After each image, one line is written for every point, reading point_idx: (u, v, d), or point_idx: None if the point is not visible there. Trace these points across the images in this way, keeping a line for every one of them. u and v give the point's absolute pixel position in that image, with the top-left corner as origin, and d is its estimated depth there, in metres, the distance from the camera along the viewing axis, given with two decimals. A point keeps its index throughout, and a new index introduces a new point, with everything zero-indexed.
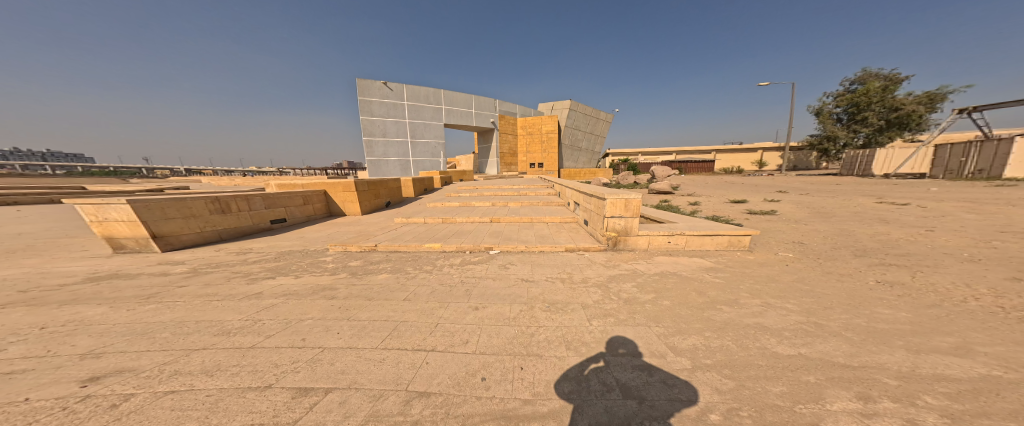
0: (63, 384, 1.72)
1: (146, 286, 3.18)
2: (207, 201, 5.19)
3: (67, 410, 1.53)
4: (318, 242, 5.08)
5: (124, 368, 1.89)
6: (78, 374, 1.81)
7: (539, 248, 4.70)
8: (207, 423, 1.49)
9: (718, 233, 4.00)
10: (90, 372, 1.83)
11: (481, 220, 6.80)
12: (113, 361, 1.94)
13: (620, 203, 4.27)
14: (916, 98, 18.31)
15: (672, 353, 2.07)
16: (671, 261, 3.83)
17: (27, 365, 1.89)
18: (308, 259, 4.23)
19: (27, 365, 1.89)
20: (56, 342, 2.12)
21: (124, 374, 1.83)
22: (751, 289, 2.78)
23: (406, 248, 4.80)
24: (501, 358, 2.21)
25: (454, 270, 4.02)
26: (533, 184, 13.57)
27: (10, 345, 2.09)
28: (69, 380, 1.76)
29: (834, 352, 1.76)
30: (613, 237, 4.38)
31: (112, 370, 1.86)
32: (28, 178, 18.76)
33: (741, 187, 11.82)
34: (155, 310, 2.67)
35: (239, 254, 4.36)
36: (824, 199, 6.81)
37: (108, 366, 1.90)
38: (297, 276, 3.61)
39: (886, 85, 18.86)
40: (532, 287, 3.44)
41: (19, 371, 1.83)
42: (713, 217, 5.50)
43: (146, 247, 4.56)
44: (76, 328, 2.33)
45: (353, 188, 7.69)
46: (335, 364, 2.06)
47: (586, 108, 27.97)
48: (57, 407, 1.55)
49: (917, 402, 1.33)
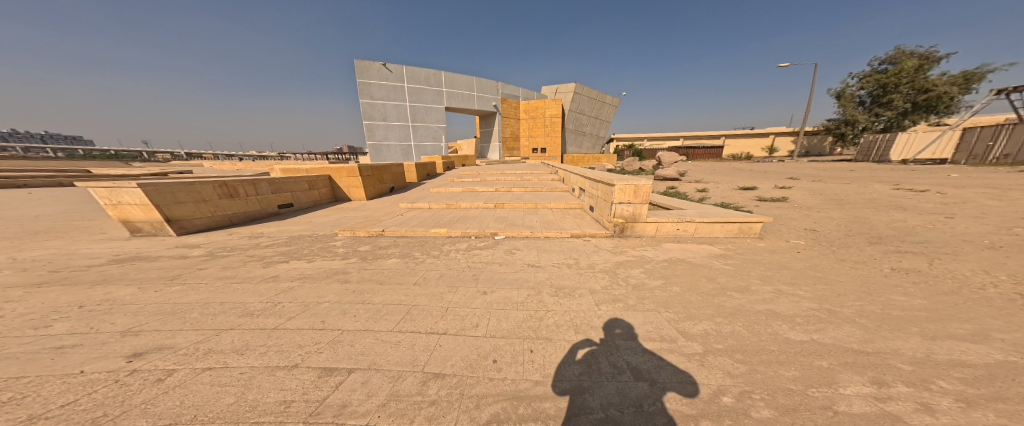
0: (110, 359, 1.82)
1: (167, 269, 3.24)
2: (216, 185, 5.19)
3: (119, 383, 1.63)
4: (327, 226, 5.12)
5: (162, 346, 1.97)
6: (121, 349, 1.90)
7: (544, 234, 4.70)
8: (244, 400, 1.59)
9: (728, 220, 3.92)
10: (132, 348, 1.92)
11: (485, 206, 6.76)
12: (151, 339, 2.03)
13: (629, 189, 4.19)
14: (950, 78, 17.24)
15: (683, 338, 2.15)
16: (679, 248, 3.80)
17: (72, 341, 1.97)
18: (319, 244, 4.28)
19: (74, 340, 1.97)
20: (96, 320, 2.20)
21: (164, 351, 1.92)
22: (761, 276, 2.76)
23: (413, 233, 4.83)
24: (512, 341, 2.27)
25: (460, 255, 4.05)
26: (536, 170, 13.40)
27: (53, 322, 2.17)
28: (114, 355, 1.85)
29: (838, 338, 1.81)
30: (621, 223, 4.35)
31: (151, 348, 1.94)
32: (31, 160, 18.76)
33: (751, 173, 11.59)
34: (181, 291, 2.73)
35: (251, 239, 4.40)
36: (837, 186, 6.65)
37: (147, 343, 1.98)
38: (310, 260, 3.66)
39: (921, 64, 17.51)
40: (538, 273, 3.48)
41: (67, 346, 1.92)
42: (721, 204, 5.41)
43: (161, 231, 4.62)
44: (110, 307, 2.41)
45: (357, 173, 7.66)
46: (355, 346, 2.15)
47: (588, 90, 26.92)
48: (110, 380, 1.65)
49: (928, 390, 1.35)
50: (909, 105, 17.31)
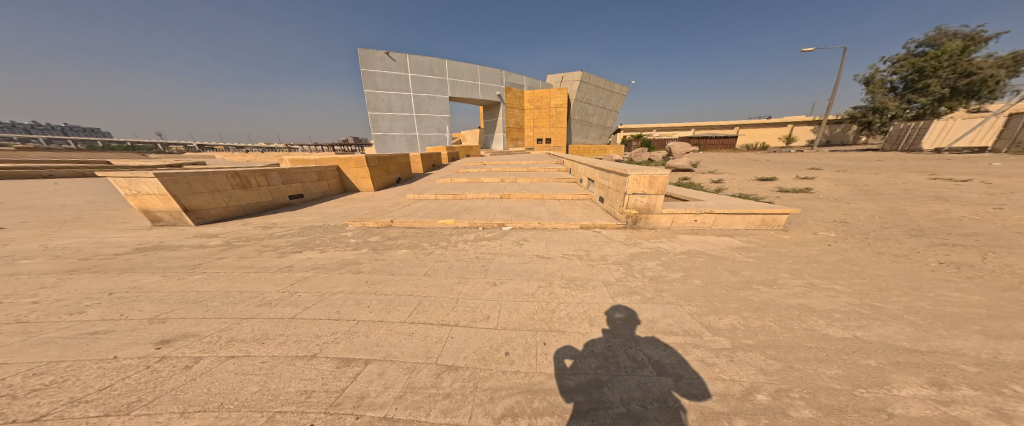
0: (140, 345, 1.80)
1: (189, 257, 3.16)
2: (229, 176, 5.21)
3: (149, 369, 1.62)
4: (336, 217, 5.11)
5: (187, 333, 1.95)
6: (150, 336, 1.88)
7: (553, 225, 4.58)
8: (267, 389, 1.59)
9: (750, 212, 3.67)
10: (160, 335, 1.90)
11: (492, 197, 6.64)
12: (178, 326, 2.00)
13: (644, 179, 3.99)
14: (998, 60, 15.92)
15: (708, 333, 2.05)
16: (697, 240, 3.61)
17: (105, 327, 1.93)
18: (330, 234, 4.27)
19: (105, 327, 1.93)
20: (125, 307, 2.17)
21: (191, 339, 1.89)
22: (790, 269, 2.60)
23: (420, 224, 4.78)
24: (524, 334, 2.21)
25: (468, 247, 3.98)
26: (541, 161, 13.12)
27: (86, 308, 2.14)
28: (144, 342, 1.83)
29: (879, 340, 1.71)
30: (634, 215, 4.17)
31: (178, 335, 1.92)
32: (55, 152, 19.48)
33: (769, 164, 11.10)
34: (202, 280, 2.67)
35: (266, 228, 4.32)
36: (866, 176, 6.27)
37: (174, 330, 1.96)
38: (321, 250, 3.64)
39: (966, 46, 16.18)
40: (548, 264, 3.38)
41: (100, 332, 1.88)
42: (740, 195, 5.12)
43: (179, 221, 4.69)
44: (138, 294, 2.37)
45: (364, 163, 7.64)
46: (370, 336, 2.12)
47: (596, 79, 26.15)
48: (140, 366, 1.63)
49: (990, 401, 1.26)
50: (948, 90, 16.14)
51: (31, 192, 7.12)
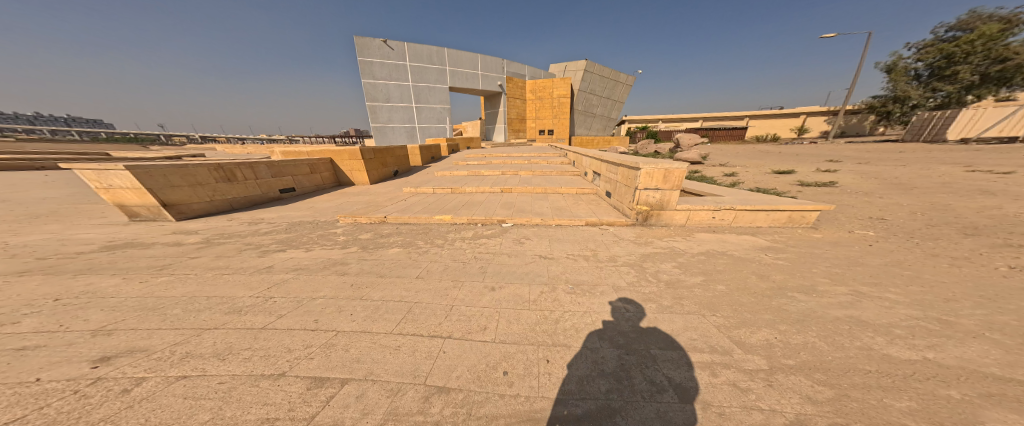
0: (73, 364, 1.55)
1: (160, 257, 2.91)
2: (211, 168, 4.93)
3: (78, 394, 1.37)
4: (328, 212, 4.84)
5: (135, 348, 1.70)
6: (89, 352, 1.64)
7: (556, 222, 4.28)
8: (220, 418, 1.33)
9: (775, 208, 3.31)
10: (101, 350, 1.65)
11: (493, 191, 6.33)
12: (125, 340, 1.76)
13: (657, 173, 3.64)
14: None
15: (740, 350, 1.77)
16: (716, 239, 3.29)
17: (38, 341, 1.70)
18: (318, 231, 4.01)
19: (38, 341, 1.70)
20: (68, 316, 1.93)
21: (136, 355, 1.65)
22: (827, 273, 2.29)
23: (416, 220, 4.50)
24: (525, 349, 1.94)
25: (466, 245, 3.70)
26: (544, 153, 12.67)
27: (23, 317, 1.89)
28: (79, 360, 1.58)
29: (957, 367, 1.41)
30: (645, 211, 3.84)
31: (123, 350, 1.68)
32: (52, 144, 19.33)
33: (783, 156, 10.59)
34: (167, 284, 2.42)
35: (250, 224, 4.07)
36: (894, 169, 5.85)
37: (119, 344, 1.72)
38: (307, 249, 3.38)
39: (1002, 29, 15.12)
40: (552, 266, 3.09)
41: (31, 347, 1.65)
42: (758, 189, 4.74)
43: (158, 216, 4.46)
44: (88, 300, 2.12)
45: (359, 155, 7.33)
46: (350, 351, 1.88)
47: (601, 69, 25.30)
48: (68, 391, 1.39)
49: None
50: (977, 78, 15.25)
51: (15, 185, 6.91)
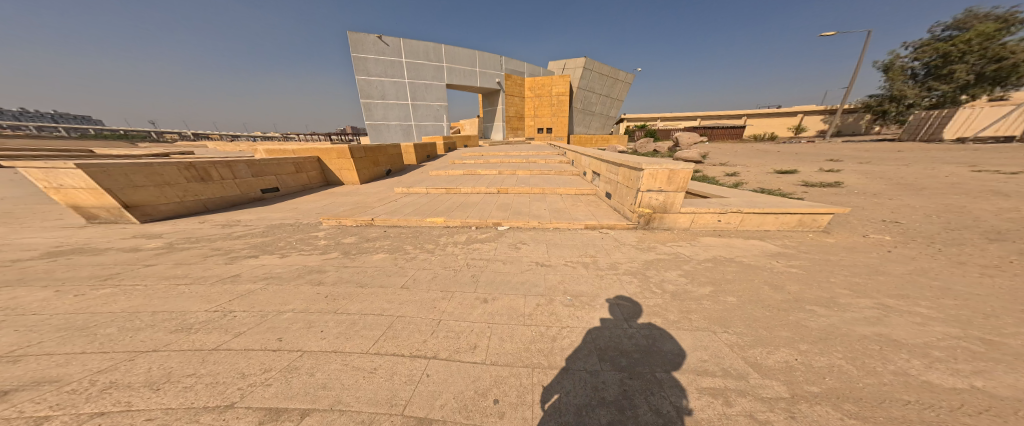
0: None
1: (107, 265, 2.61)
2: (181, 167, 4.61)
3: None
4: (312, 213, 4.56)
5: (44, 379, 1.45)
6: None
7: (554, 225, 4.07)
8: None
9: (785, 210, 3.12)
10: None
11: (488, 191, 6.09)
12: (36, 369, 1.50)
13: (661, 174, 3.44)
14: None
15: (757, 374, 1.56)
16: (723, 244, 3.10)
17: None
18: (298, 235, 3.73)
19: None
20: None
21: (41, 389, 1.39)
22: (847, 283, 2.10)
23: (405, 223, 4.24)
24: (517, 372, 1.72)
25: (457, 251, 3.47)
26: (542, 152, 12.45)
27: None
28: None
29: (1013, 399, 1.21)
30: (647, 214, 3.66)
31: (27, 383, 1.42)
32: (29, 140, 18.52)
33: (783, 156, 10.52)
34: (107, 297, 2.13)
35: (223, 227, 3.78)
36: (898, 168, 5.75)
37: (25, 375, 1.46)
38: (281, 255, 3.11)
39: (999, 28, 15.18)
40: (549, 274, 2.88)
41: None
42: (763, 190, 4.58)
43: (121, 218, 4.15)
44: (5, 319, 1.84)
45: (348, 154, 7.04)
46: (315, 375, 1.66)
47: (600, 66, 25.08)
48: None
49: None
50: (973, 77, 15.33)
51: None
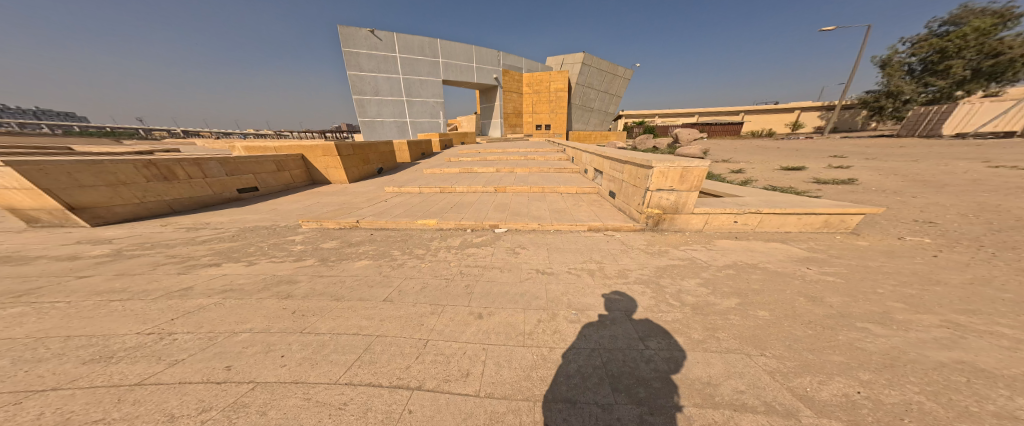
0: None
1: (32, 276, 2.23)
2: (139, 164, 4.22)
3: None
4: (291, 215, 4.18)
5: None
6: None
7: (556, 227, 3.76)
8: None
9: (810, 211, 2.85)
10: None
11: (484, 190, 5.76)
12: None
13: (672, 173, 3.15)
14: None
15: (811, 411, 1.26)
16: (741, 248, 2.83)
17: None
18: (273, 238, 3.37)
19: None
20: None
21: None
22: (898, 295, 1.82)
23: (394, 225, 3.89)
24: (518, 407, 1.41)
25: (450, 256, 3.14)
26: (540, 149, 12.13)
27: None
28: None
29: None
30: (656, 215, 3.38)
31: None
32: (2, 135, 17.65)
33: (786, 152, 10.39)
34: (16, 318, 1.77)
35: (188, 230, 3.40)
36: (911, 164, 5.56)
37: None
38: (248, 263, 2.75)
39: (995, 24, 15.24)
40: (553, 284, 2.57)
41: None
42: (775, 188, 4.34)
43: (67, 221, 3.78)
44: None
45: (334, 151, 6.67)
46: (265, 415, 1.34)
47: (598, 62, 24.81)
48: None
49: None
50: (969, 73, 15.41)
51: None
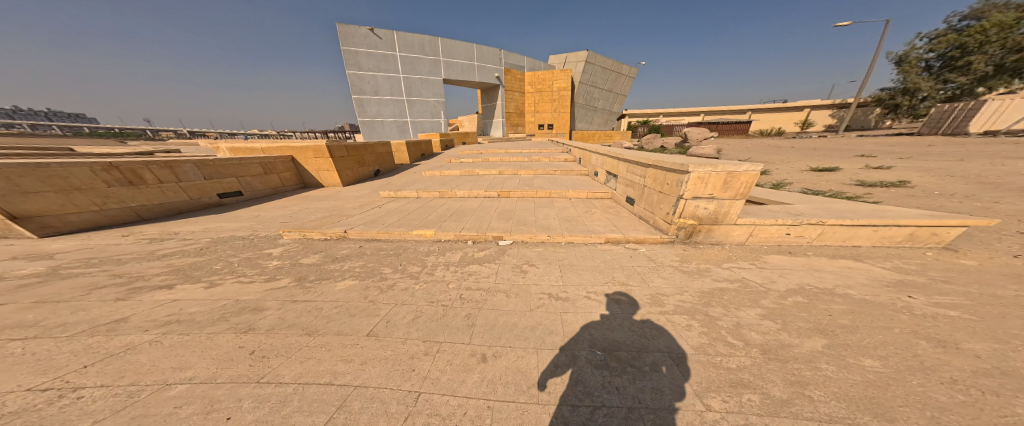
0: None
1: None
2: (98, 168, 3.91)
3: None
4: (272, 223, 3.74)
5: None
6: None
7: (569, 239, 3.29)
8: None
9: (897, 222, 2.39)
10: None
11: (487, 194, 5.31)
12: None
13: (714, 180, 2.66)
14: None
15: None
16: (801, 267, 2.36)
17: None
18: (247, 251, 2.92)
19: None
20: None
21: None
22: None
23: (386, 236, 3.45)
24: None
25: (449, 275, 2.69)
26: (545, 150, 11.64)
27: None
28: None
29: None
30: (690, 226, 2.90)
31: None
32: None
33: (805, 151, 9.86)
34: None
35: (147, 242, 2.95)
36: (959, 165, 5.04)
37: None
38: (210, 284, 2.29)
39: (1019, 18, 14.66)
40: (574, 313, 2.11)
41: None
42: (816, 192, 3.84)
43: (11, 232, 3.51)
44: None
45: (324, 153, 6.29)
46: None
47: (603, 61, 24.39)
48: None
49: None
50: (991, 69, 14.80)
51: None
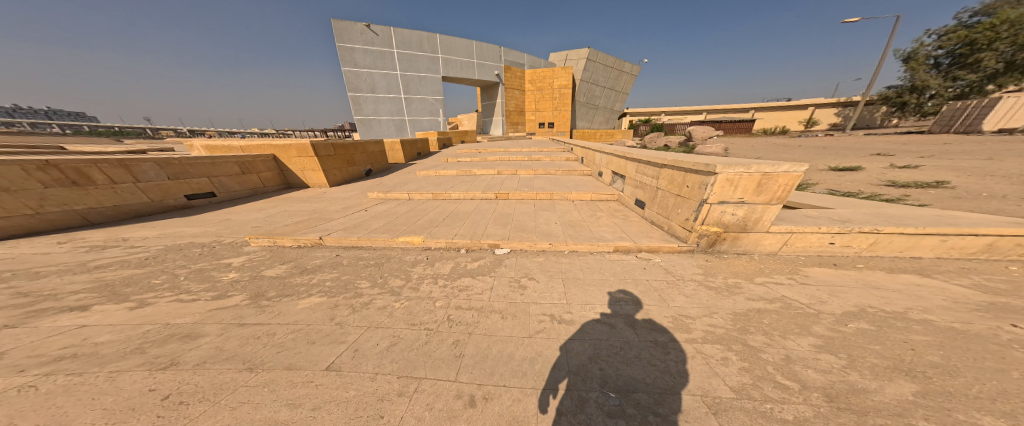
0: None
1: None
2: (31, 167, 3.55)
3: None
4: (241, 228, 3.36)
5: None
6: None
7: (574, 247, 2.91)
8: None
9: (982, 231, 2.08)
10: None
11: (484, 196, 4.94)
12: None
13: (744, 182, 2.29)
14: None
15: None
16: (854, 282, 2.02)
17: None
18: (202, 261, 2.54)
19: None
20: None
21: None
22: None
23: (368, 243, 3.06)
24: None
25: (435, 290, 2.31)
26: (545, 149, 11.24)
27: None
28: None
29: None
30: (713, 234, 2.53)
31: None
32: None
33: (818, 150, 9.44)
34: None
35: (88, 251, 2.58)
36: (997, 163, 4.63)
37: None
38: (140, 304, 1.90)
39: None
40: (581, 340, 1.72)
41: None
42: (849, 194, 3.46)
43: None
44: None
45: (309, 151, 5.90)
46: None
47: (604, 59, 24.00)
48: None
49: None
50: (1002, 65, 14.43)
51: None
